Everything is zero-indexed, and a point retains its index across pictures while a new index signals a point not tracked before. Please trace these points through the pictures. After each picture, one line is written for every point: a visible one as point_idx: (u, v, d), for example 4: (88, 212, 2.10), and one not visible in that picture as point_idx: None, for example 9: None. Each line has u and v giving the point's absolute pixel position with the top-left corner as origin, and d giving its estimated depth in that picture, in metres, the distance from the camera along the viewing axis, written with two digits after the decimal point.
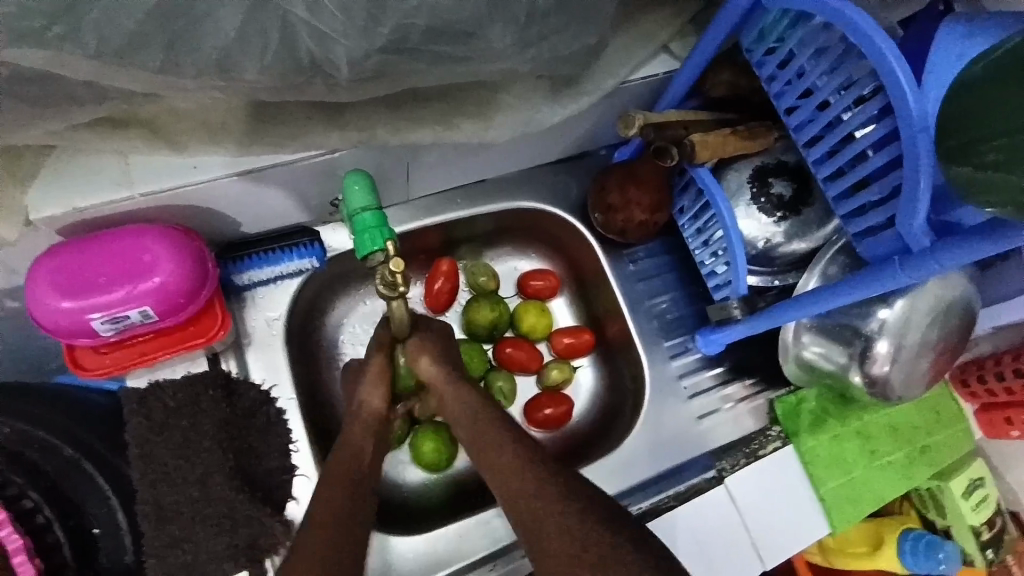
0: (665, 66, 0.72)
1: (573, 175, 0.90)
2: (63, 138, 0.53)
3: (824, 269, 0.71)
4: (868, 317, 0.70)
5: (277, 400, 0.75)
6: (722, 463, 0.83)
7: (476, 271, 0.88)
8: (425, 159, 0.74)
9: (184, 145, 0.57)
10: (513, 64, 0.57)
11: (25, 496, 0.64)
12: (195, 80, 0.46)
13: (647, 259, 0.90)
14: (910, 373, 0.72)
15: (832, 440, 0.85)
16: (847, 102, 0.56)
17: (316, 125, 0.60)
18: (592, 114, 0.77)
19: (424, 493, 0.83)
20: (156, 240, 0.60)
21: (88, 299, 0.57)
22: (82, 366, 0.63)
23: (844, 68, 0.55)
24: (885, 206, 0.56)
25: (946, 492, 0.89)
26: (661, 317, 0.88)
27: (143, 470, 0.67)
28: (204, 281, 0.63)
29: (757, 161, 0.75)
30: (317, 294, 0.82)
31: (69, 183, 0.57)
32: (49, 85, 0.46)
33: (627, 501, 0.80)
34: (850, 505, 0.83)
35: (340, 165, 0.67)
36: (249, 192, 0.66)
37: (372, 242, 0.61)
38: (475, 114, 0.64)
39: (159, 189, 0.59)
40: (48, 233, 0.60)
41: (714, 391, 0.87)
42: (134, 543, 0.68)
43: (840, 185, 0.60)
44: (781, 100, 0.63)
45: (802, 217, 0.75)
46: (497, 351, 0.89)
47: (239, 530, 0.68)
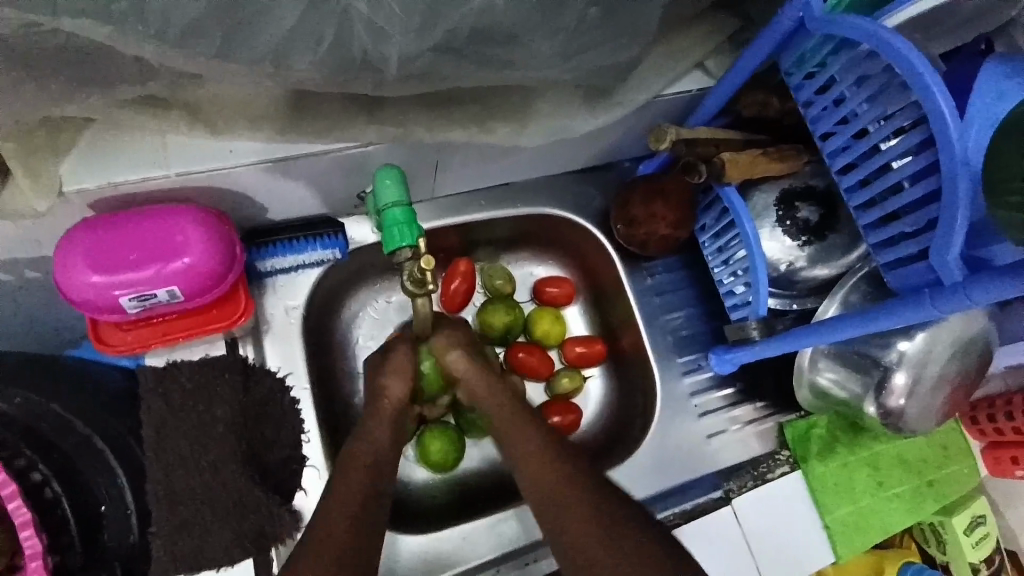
0: (699, 84, 0.72)
1: (596, 185, 0.90)
2: (105, 113, 0.53)
3: (845, 297, 0.71)
4: (888, 347, 0.69)
5: (292, 389, 0.75)
6: (730, 484, 0.83)
7: (494, 273, 0.88)
8: (454, 159, 0.75)
9: (223, 129, 0.57)
10: (556, 73, 0.57)
11: (34, 468, 0.63)
12: (247, 67, 0.46)
13: (664, 274, 0.90)
14: (926, 407, 0.72)
15: (841, 468, 0.84)
16: (886, 132, 0.56)
17: (353, 118, 0.60)
18: (623, 126, 0.78)
19: (428, 493, 0.83)
20: (190, 221, 0.60)
21: (117, 275, 0.57)
22: (105, 341, 0.64)
23: (885, 99, 0.55)
24: (919, 238, 0.56)
25: (949, 528, 0.89)
26: (675, 333, 0.88)
27: (156, 450, 0.68)
28: (231, 265, 0.63)
29: (784, 184, 0.75)
30: (336, 286, 0.82)
31: (106, 159, 0.58)
32: (102, 60, 0.46)
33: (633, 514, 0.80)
34: (857, 534, 0.82)
35: (372, 159, 0.67)
36: (281, 180, 0.66)
37: (401, 238, 0.62)
38: (511, 118, 0.65)
39: (195, 171, 0.59)
40: (78, 206, 0.60)
41: (724, 411, 0.87)
42: (141, 523, 0.68)
43: (872, 214, 0.60)
44: (817, 126, 0.63)
45: (826, 243, 0.75)
46: (509, 355, 0.89)
47: (247, 517, 0.68)
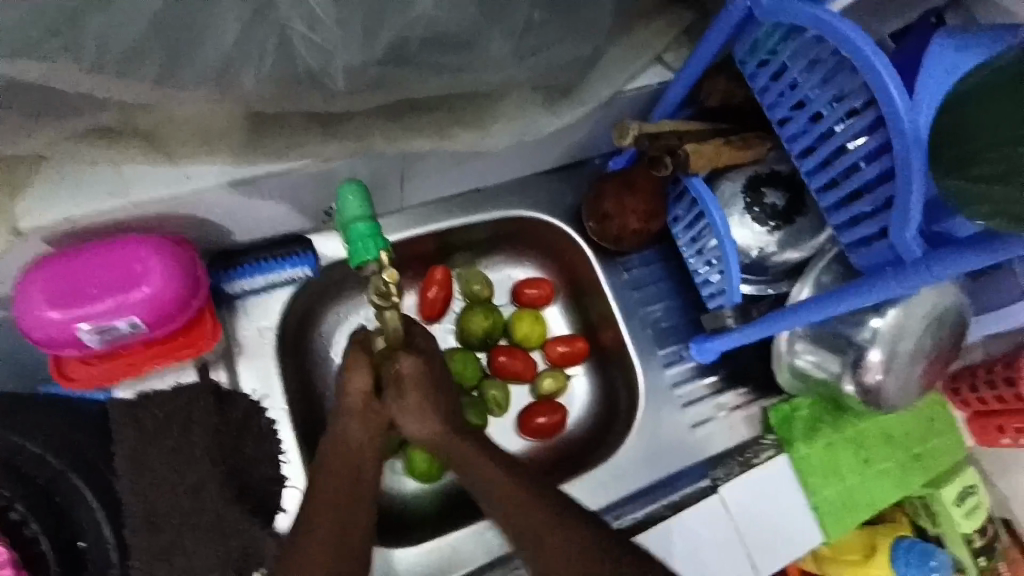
0: (659, 77, 0.72)
1: (568, 184, 0.90)
2: (55, 148, 0.52)
3: (816, 279, 0.71)
4: (861, 325, 0.70)
5: (269, 411, 0.74)
6: (716, 472, 0.84)
7: (471, 278, 0.88)
8: (420, 167, 0.74)
9: (179, 155, 0.56)
10: (511, 77, 0.57)
11: (12, 507, 0.62)
12: (191, 91, 0.46)
13: (641, 267, 0.90)
14: (904, 382, 0.72)
15: (826, 448, 0.85)
16: (841, 114, 0.56)
17: (312, 134, 0.59)
18: (588, 123, 0.77)
19: (418, 503, 0.82)
20: (144, 248, 0.59)
21: (76, 309, 0.56)
22: (69, 377, 0.63)
23: (838, 81, 0.56)
24: (878, 218, 0.56)
25: (939, 500, 0.89)
26: (655, 326, 0.88)
27: (133, 480, 0.67)
28: (195, 292, 0.62)
29: (750, 171, 0.76)
30: (311, 304, 0.81)
31: (61, 192, 0.57)
32: (45, 92, 0.45)
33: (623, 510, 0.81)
34: (846, 512, 0.83)
35: (334, 174, 0.66)
36: (244, 200, 0.65)
37: (366, 252, 0.61)
38: (471, 123, 0.64)
39: (149, 198, 0.58)
40: (37, 242, 0.58)
41: (709, 399, 0.87)
42: (122, 555, 0.67)
43: (833, 195, 0.60)
44: (775, 111, 0.64)
45: (795, 227, 0.75)
46: (492, 359, 0.88)
47: (230, 542, 0.68)
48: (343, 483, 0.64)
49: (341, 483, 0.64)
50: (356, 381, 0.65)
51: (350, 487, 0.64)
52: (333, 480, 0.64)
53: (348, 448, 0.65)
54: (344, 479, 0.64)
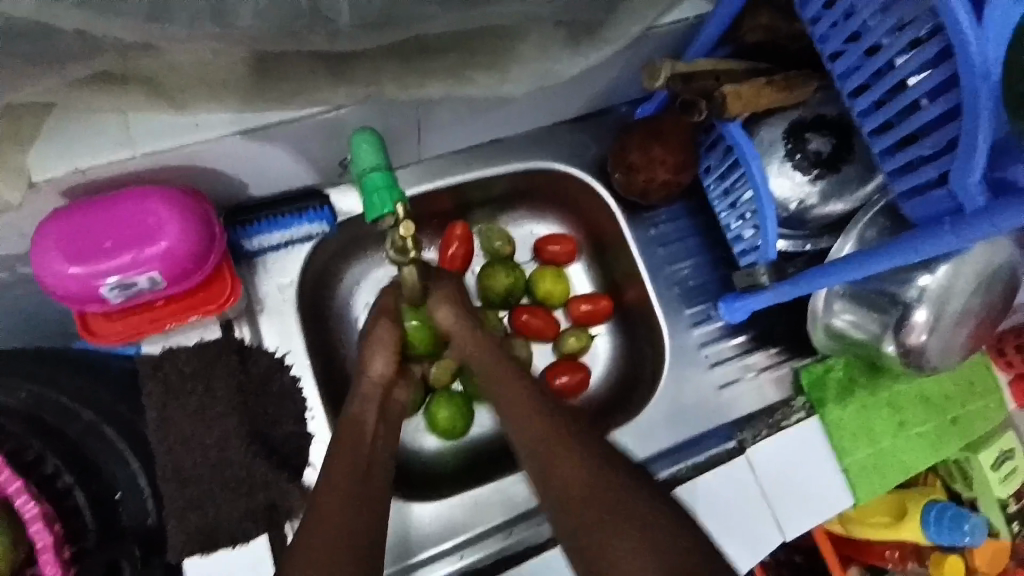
0: (694, 11, 0.66)
1: (592, 134, 0.85)
2: (60, 95, 0.50)
3: (861, 233, 0.66)
4: (908, 283, 0.66)
5: (292, 367, 0.74)
6: (744, 434, 0.82)
7: (492, 234, 0.85)
8: (436, 115, 0.70)
9: (185, 102, 0.54)
10: (530, 9, 0.52)
11: (45, 461, 0.66)
12: (187, 29, 0.43)
13: (670, 223, 0.86)
14: (949, 343, 0.68)
15: (859, 411, 0.82)
16: (901, 46, 0.51)
17: (321, 78, 0.56)
18: (614, 66, 0.72)
19: (439, 458, 0.83)
20: (159, 203, 0.58)
21: (94, 265, 0.56)
22: (94, 332, 0.63)
23: (899, 8, 0.50)
24: (938, 162, 0.51)
25: (975, 464, 0.86)
26: (682, 284, 0.85)
27: (161, 434, 0.68)
28: (212, 245, 0.61)
29: (793, 115, 0.70)
30: (329, 260, 0.80)
31: (71, 144, 0.55)
32: (34, 34, 0.43)
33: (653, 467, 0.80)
34: (877, 476, 0.81)
35: (347, 123, 0.63)
36: (256, 150, 0.63)
37: (381, 204, 0.58)
38: (488, 65, 0.60)
39: (159, 150, 0.57)
40: (52, 195, 0.57)
41: (738, 359, 0.84)
42: (155, 505, 0.69)
43: (886, 139, 0.55)
44: (825, 46, 0.58)
45: (841, 175, 0.70)
46: (513, 317, 0.86)
47: (257, 493, 0.69)
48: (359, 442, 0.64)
49: (358, 447, 0.64)
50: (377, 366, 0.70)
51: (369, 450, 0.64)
52: (353, 443, 0.64)
53: (367, 415, 0.67)
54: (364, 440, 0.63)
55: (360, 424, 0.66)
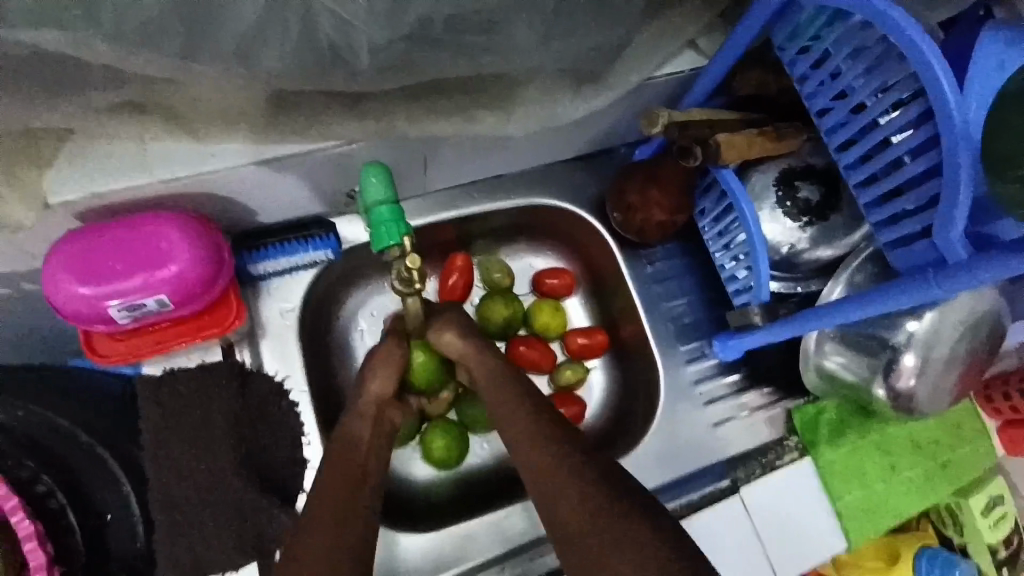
0: (691, 63, 0.70)
1: (592, 172, 0.88)
2: (84, 122, 0.52)
3: (850, 278, 0.69)
4: (895, 328, 0.67)
5: (289, 392, 0.75)
6: (737, 473, 0.82)
7: (491, 266, 0.87)
8: (442, 151, 0.73)
9: (204, 133, 0.56)
10: (537, 58, 0.55)
11: (38, 480, 0.66)
12: (216, 67, 0.45)
13: (665, 261, 0.88)
14: (936, 389, 0.69)
15: (851, 453, 0.82)
16: (884, 105, 0.54)
17: (335, 114, 0.58)
18: (615, 111, 0.75)
19: (432, 488, 0.82)
20: (172, 228, 0.59)
21: (104, 286, 0.58)
22: (98, 352, 0.64)
23: (883, 71, 0.53)
24: (922, 215, 0.54)
25: (965, 509, 0.86)
26: (677, 321, 0.86)
27: (157, 457, 0.68)
28: (219, 271, 0.63)
29: (783, 163, 0.73)
30: (331, 287, 0.82)
31: (89, 169, 0.57)
32: (66, 67, 0.45)
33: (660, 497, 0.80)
34: (869, 520, 0.81)
35: (357, 157, 0.66)
36: (267, 180, 0.65)
37: (388, 236, 0.61)
38: (495, 107, 0.63)
39: (175, 178, 0.59)
40: (67, 217, 0.59)
41: (731, 398, 0.85)
42: (146, 530, 0.69)
43: (872, 192, 0.58)
44: (814, 102, 0.61)
45: (829, 223, 0.73)
46: (509, 349, 0.87)
47: (249, 521, 0.69)
48: (353, 463, 0.63)
49: (350, 467, 0.63)
50: (377, 386, 0.69)
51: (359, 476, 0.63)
52: (344, 464, 0.63)
53: (359, 437, 0.65)
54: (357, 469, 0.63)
55: (350, 445, 0.64)
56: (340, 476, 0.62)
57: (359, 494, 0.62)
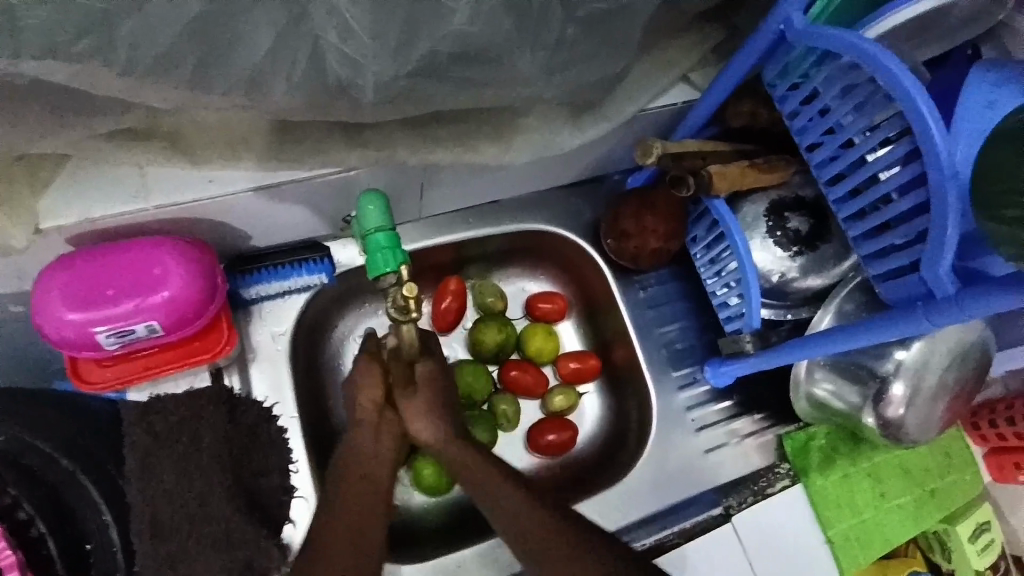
0: (685, 95, 0.71)
1: (585, 199, 0.89)
2: (82, 146, 0.52)
3: (839, 307, 0.70)
4: (884, 357, 0.68)
5: (279, 418, 0.74)
6: (729, 500, 0.82)
7: (485, 290, 0.87)
8: (439, 178, 0.73)
9: (203, 160, 0.56)
10: (537, 92, 0.56)
11: (19, 506, 0.60)
12: (221, 97, 0.46)
13: (658, 287, 0.89)
14: (925, 418, 0.70)
15: (841, 481, 0.83)
16: (873, 143, 0.56)
17: (336, 142, 0.59)
18: (610, 140, 0.77)
19: (422, 515, 0.81)
20: (166, 251, 0.59)
21: (95, 311, 0.57)
22: (86, 379, 0.63)
23: (871, 110, 0.55)
24: (910, 250, 0.55)
25: (953, 536, 0.87)
26: (670, 346, 0.87)
27: (143, 483, 0.67)
28: (213, 297, 0.62)
29: (774, 194, 0.75)
30: (324, 310, 0.81)
31: (83, 193, 0.56)
32: (72, 94, 0.45)
33: (624, 538, 0.79)
34: (860, 548, 0.81)
35: (354, 183, 0.66)
36: (264, 206, 0.65)
37: (384, 263, 0.61)
38: (493, 137, 0.64)
39: (171, 204, 0.58)
40: (58, 240, 0.58)
41: (722, 424, 0.86)
42: (128, 560, 0.65)
43: (861, 225, 0.59)
44: (804, 137, 0.63)
45: (819, 252, 0.74)
46: (502, 373, 0.87)
47: (235, 551, 0.67)
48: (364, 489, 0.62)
49: (362, 495, 0.62)
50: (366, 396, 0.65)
51: (356, 519, 0.61)
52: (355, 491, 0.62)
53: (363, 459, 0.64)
54: (355, 511, 0.61)
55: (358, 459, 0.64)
56: (358, 502, 0.62)
57: (369, 527, 0.61)
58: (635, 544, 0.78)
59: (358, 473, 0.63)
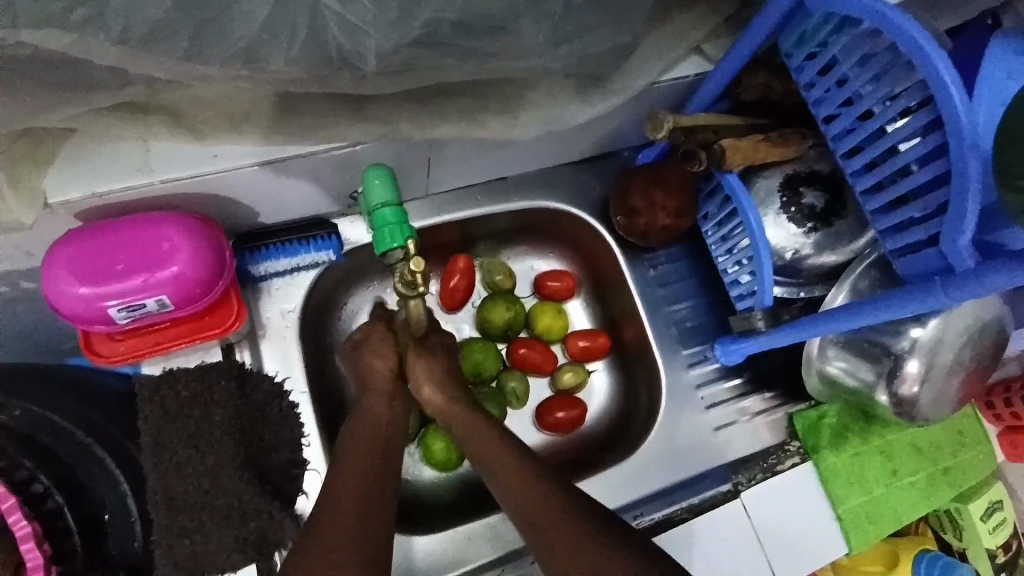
0: (696, 67, 0.69)
1: (594, 176, 0.88)
2: (85, 121, 0.51)
3: (854, 284, 0.68)
4: (900, 335, 0.67)
5: (290, 393, 0.74)
6: (738, 477, 0.82)
7: (493, 268, 0.87)
8: (446, 154, 0.72)
9: (205, 134, 0.55)
10: (543, 63, 0.55)
11: (35, 480, 0.64)
12: (220, 68, 0.45)
13: (668, 265, 0.88)
14: (939, 396, 0.69)
15: (852, 459, 0.82)
16: (893, 112, 0.54)
17: (340, 116, 0.58)
18: (619, 114, 0.75)
19: (433, 490, 0.82)
20: (173, 228, 0.59)
21: (104, 286, 0.57)
22: (96, 351, 0.64)
23: (891, 79, 0.53)
24: (928, 223, 0.54)
25: (965, 514, 0.86)
26: (679, 325, 0.86)
27: (155, 458, 0.68)
28: (220, 272, 0.63)
29: (789, 168, 0.73)
30: (332, 288, 0.81)
31: (89, 168, 0.56)
32: (71, 67, 0.45)
33: (624, 517, 0.78)
34: (870, 525, 0.81)
35: (359, 158, 0.66)
36: (269, 182, 0.65)
37: (391, 239, 0.60)
38: (500, 110, 0.62)
39: (178, 178, 0.58)
40: (67, 216, 0.58)
41: (732, 402, 0.85)
42: (144, 530, 0.68)
43: (878, 198, 0.58)
44: (820, 108, 0.61)
45: (834, 229, 0.72)
46: (511, 351, 0.87)
47: (248, 523, 0.68)
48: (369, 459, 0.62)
49: (370, 458, 0.62)
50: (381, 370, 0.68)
51: (369, 483, 0.60)
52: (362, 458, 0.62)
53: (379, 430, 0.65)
54: (364, 477, 0.61)
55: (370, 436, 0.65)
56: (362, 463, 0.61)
57: (373, 493, 0.60)
58: (632, 523, 0.79)
59: (369, 442, 0.63)
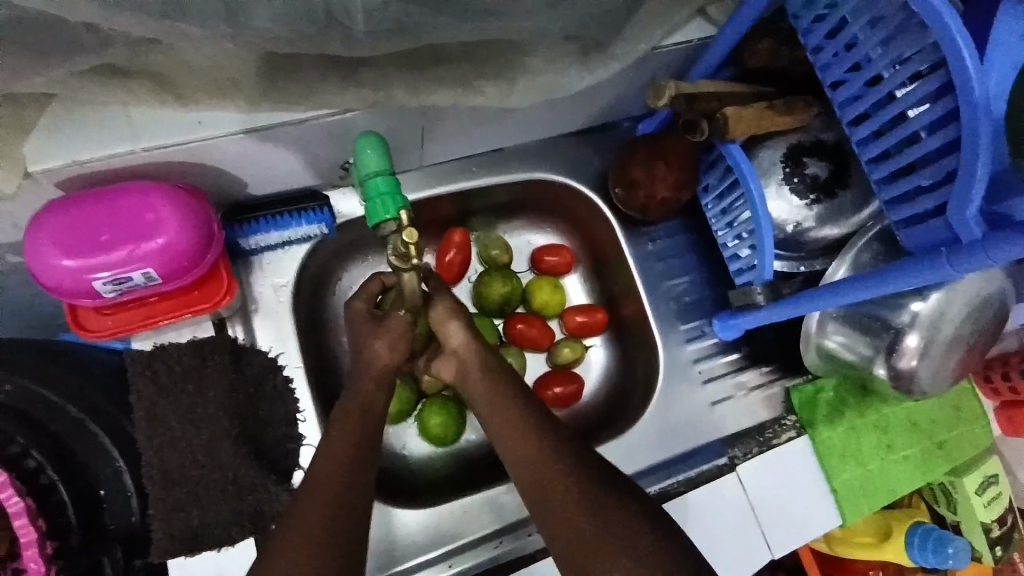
0: (700, 32, 0.67)
1: (594, 148, 0.86)
2: (65, 86, 0.49)
3: (856, 257, 0.67)
4: (900, 308, 0.66)
5: (284, 367, 0.74)
6: (735, 450, 0.82)
7: (490, 242, 0.86)
8: (441, 123, 0.70)
9: (190, 99, 0.53)
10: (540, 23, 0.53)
11: (28, 455, 0.63)
12: (202, 26, 0.43)
13: (667, 238, 0.87)
14: (938, 370, 0.69)
15: (848, 432, 0.83)
16: (902, 77, 0.52)
17: (330, 81, 0.56)
18: (619, 82, 0.73)
19: (430, 464, 0.82)
20: (159, 199, 0.57)
21: (90, 258, 0.55)
22: (86, 327, 0.62)
23: (902, 42, 0.51)
24: (936, 193, 0.52)
25: (959, 488, 0.87)
26: (678, 300, 0.85)
27: (149, 432, 0.67)
28: (209, 245, 0.61)
29: (793, 139, 0.71)
30: (326, 262, 0.80)
31: (70, 136, 0.54)
32: (44, 26, 0.42)
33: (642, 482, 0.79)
34: (865, 498, 0.81)
35: (352, 127, 0.63)
36: (258, 150, 0.63)
37: (384, 210, 0.59)
38: (496, 77, 0.60)
39: (162, 145, 0.56)
40: (49, 186, 0.57)
41: (729, 376, 0.85)
42: (140, 504, 0.68)
43: (885, 168, 0.56)
44: (826, 73, 0.59)
45: (837, 201, 0.71)
46: (508, 327, 0.86)
47: (245, 496, 0.68)
48: (361, 434, 0.62)
49: (360, 435, 0.61)
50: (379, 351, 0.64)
51: (357, 460, 0.60)
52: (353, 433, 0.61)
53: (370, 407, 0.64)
54: (354, 452, 0.60)
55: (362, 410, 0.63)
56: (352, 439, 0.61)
57: (364, 474, 0.60)
58: (651, 486, 0.79)
59: (358, 420, 0.62)
